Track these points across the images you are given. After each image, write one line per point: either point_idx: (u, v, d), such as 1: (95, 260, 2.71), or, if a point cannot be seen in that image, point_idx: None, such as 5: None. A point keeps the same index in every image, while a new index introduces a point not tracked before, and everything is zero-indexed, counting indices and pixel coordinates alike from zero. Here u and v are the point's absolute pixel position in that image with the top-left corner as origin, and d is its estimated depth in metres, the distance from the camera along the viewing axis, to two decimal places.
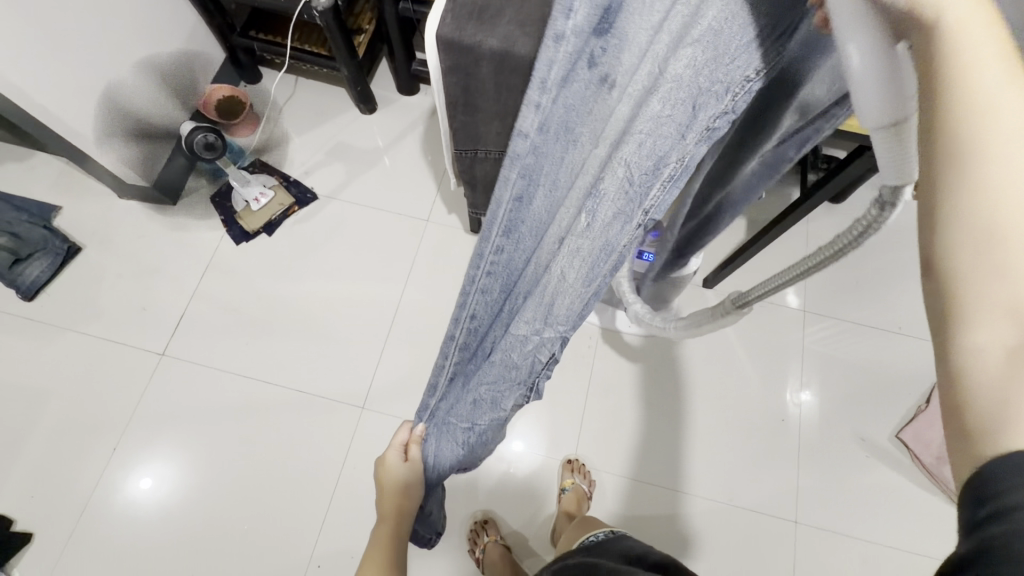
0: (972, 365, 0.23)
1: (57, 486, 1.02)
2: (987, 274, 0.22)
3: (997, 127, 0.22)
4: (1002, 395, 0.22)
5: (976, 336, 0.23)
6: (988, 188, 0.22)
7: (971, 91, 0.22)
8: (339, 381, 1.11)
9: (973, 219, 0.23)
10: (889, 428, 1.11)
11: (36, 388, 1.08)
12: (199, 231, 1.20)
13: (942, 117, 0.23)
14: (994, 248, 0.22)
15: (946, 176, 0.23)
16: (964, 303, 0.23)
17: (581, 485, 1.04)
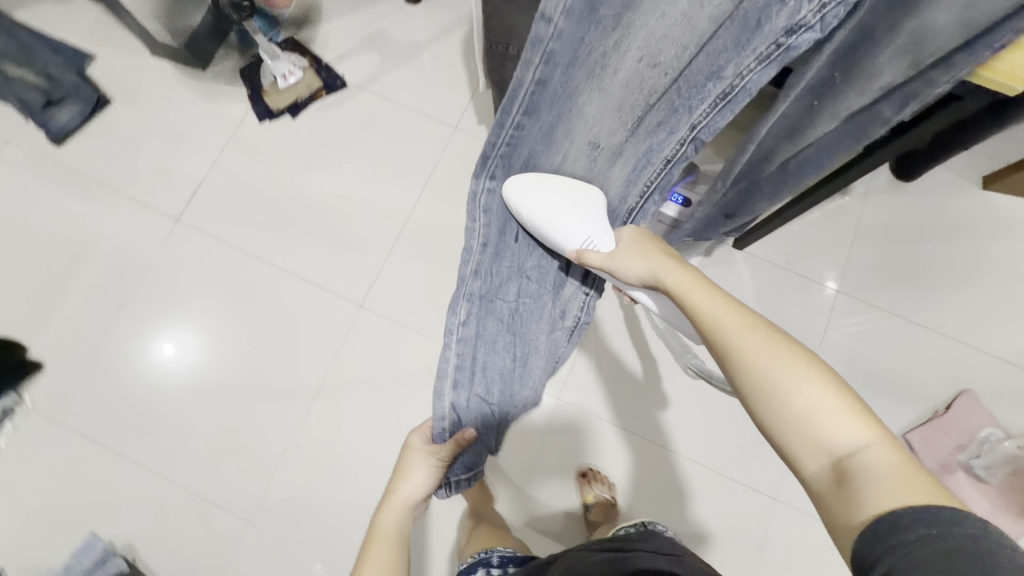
0: (825, 488, 0.41)
1: (68, 323, 1.07)
2: (791, 428, 0.43)
3: (741, 345, 0.47)
4: (845, 502, 0.39)
5: (809, 465, 0.42)
6: (756, 375, 0.46)
7: (717, 327, 0.50)
8: (341, 276, 1.10)
9: (763, 398, 0.45)
10: (897, 426, 1.05)
11: (57, 229, 1.12)
12: (225, 103, 1.18)
13: (717, 346, 0.49)
14: (781, 407, 0.43)
15: (740, 377, 0.47)
16: (793, 452, 0.43)
17: (603, 494, 1.00)
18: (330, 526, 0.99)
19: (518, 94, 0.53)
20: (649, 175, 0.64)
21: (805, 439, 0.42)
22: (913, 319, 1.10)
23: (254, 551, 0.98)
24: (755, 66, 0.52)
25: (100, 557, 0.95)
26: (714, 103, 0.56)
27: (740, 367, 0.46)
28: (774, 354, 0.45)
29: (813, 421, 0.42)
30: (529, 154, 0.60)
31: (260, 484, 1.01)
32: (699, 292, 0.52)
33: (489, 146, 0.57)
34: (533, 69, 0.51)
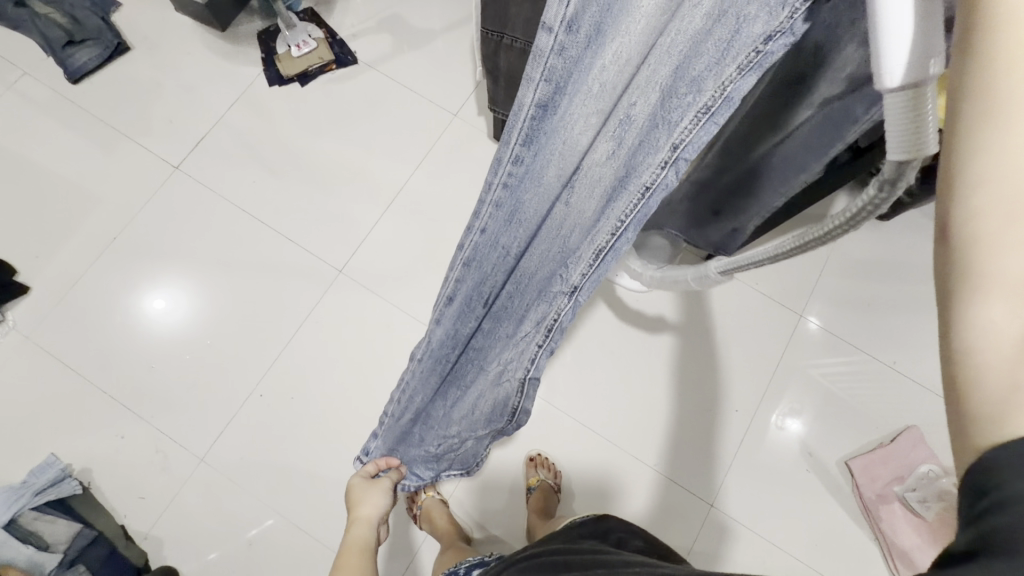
0: (976, 345, 0.24)
1: (59, 253, 1.12)
2: (997, 256, 0.24)
3: (1017, 123, 0.23)
4: (1006, 375, 0.23)
5: (987, 309, 0.24)
6: (1002, 163, 0.23)
7: (1015, 46, 0.22)
8: (325, 242, 1.14)
9: (989, 196, 0.24)
10: (840, 451, 1.09)
11: (62, 163, 1.17)
12: (239, 65, 1.23)
13: (982, 86, 0.23)
14: (1009, 231, 0.23)
15: (969, 162, 0.24)
16: (971, 280, 0.24)
17: (547, 480, 1.04)
18: (283, 476, 1.03)
19: (516, 119, 0.40)
20: (622, 209, 0.38)
21: (1020, 284, 0.23)
22: (872, 352, 1.13)
23: (206, 493, 1.02)
24: (739, 75, 0.31)
25: (56, 477, 0.96)
26: (694, 120, 0.33)
27: (969, 162, 0.24)
28: None
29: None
30: (512, 202, 0.45)
31: (221, 428, 1.05)
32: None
33: (485, 186, 0.46)
34: (534, 89, 0.38)
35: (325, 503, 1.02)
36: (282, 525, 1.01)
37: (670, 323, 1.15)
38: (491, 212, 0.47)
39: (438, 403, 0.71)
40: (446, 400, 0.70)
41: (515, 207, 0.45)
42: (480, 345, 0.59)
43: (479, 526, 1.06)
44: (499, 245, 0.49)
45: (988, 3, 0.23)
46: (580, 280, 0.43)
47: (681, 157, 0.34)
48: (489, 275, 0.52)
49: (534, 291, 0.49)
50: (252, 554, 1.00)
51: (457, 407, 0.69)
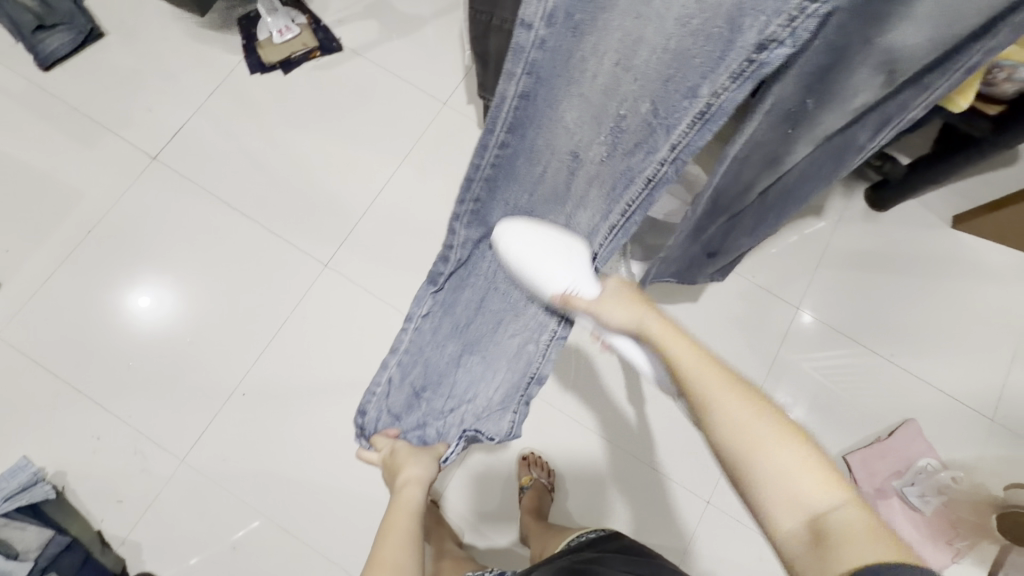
0: (789, 546, 0.40)
1: (30, 247, 1.07)
2: (769, 493, 0.41)
3: (722, 411, 0.44)
4: (812, 560, 0.39)
5: (780, 522, 0.41)
6: (733, 430, 0.43)
7: (694, 376, 0.46)
8: (309, 235, 1.10)
9: (739, 453, 0.43)
10: (837, 446, 1.07)
11: (33, 153, 1.12)
12: (219, 52, 1.19)
13: (695, 392, 0.45)
14: (753, 472, 0.42)
15: (719, 437, 0.44)
16: (761, 510, 0.42)
17: (540, 480, 1.02)
18: (266, 478, 1.00)
19: (500, 112, 0.47)
20: (630, 197, 0.52)
21: (777, 499, 0.41)
22: (870, 346, 1.12)
23: (185, 495, 0.98)
24: (731, 84, 0.39)
25: (28, 481, 0.91)
26: (691, 124, 0.43)
27: (715, 431, 0.44)
28: (749, 415, 0.43)
29: (786, 475, 0.41)
30: (513, 172, 0.53)
31: (201, 429, 1.01)
32: (681, 343, 0.48)
33: (473, 168, 0.52)
34: (515, 82, 0.44)
35: (311, 505, 0.99)
36: (267, 528, 0.98)
37: None
38: (496, 184, 0.53)
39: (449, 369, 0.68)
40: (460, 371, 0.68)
41: (517, 175, 0.53)
42: (494, 303, 0.66)
43: (470, 528, 1.03)
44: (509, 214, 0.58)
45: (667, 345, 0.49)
46: (599, 248, 0.57)
47: (677, 155, 0.46)
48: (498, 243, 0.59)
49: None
50: (235, 558, 0.96)
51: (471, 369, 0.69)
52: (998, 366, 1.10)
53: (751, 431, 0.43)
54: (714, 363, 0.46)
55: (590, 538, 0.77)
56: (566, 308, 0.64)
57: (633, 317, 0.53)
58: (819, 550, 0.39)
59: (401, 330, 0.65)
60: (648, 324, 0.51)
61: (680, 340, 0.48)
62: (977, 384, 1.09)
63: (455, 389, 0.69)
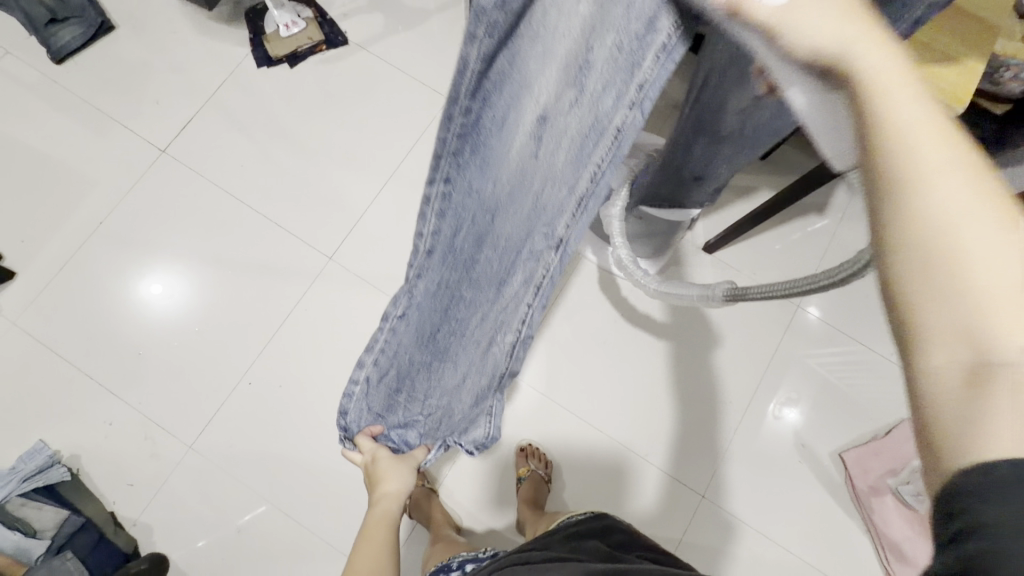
0: (931, 398, 0.23)
1: (45, 236, 1.10)
2: (947, 320, 0.23)
3: (926, 187, 0.23)
4: (965, 421, 0.22)
5: (935, 362, 0.23)
6: (930, 236, 0.23)
7: (904, 131, 0.23)
8: (313, 227, 1.12)
9: (923, 268, 0.23)
10: (833, 443, 1.08)
11: (45, 145, 1.15)
12: (226, 45, 1.20)
13: (883, 169, 0.24)
14: (939, 273, 0.23)
15: (893, 236, 0.24)
16: (916, 336, 0.23)
17: (537, 471, 1.03)
18: (271, 464, 1.03)
19: (460, 77, 0.32)
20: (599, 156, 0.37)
21: (959, 329, 0.22)
22: (869, 344, 1.12)
23: (194, 480, 1.01)
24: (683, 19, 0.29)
25: (44, 463, 0.94)
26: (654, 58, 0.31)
27: (886, 238, 0.24)
28: (975, 219, 0.23)
29: (992, 291, 0.22)
30: (472, 165, 0.38)
31: (208, 416, 1.04)
32: (908, 85, 0.24)
33: (436, 144, 0.37)
34: (478, 44, 0.30)
35: (314, 492, 1.02)
36: (272, 512, 1.01)
37: (663, 314, 1.13)
38: (454, 183, 0.39)
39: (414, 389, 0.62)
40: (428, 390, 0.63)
41: (480, 167, 0.39)
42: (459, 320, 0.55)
43: (468, 515, 1.06)
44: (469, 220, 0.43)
45: (870, 91, 0.24)
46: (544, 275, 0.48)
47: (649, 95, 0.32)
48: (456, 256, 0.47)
49: (499, 273, 0.49)
50: (242, 541, 1.00)
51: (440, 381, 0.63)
52: None
53: (964, 242, 0.23)
54: (947, 121, 0.24)
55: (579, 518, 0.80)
56: (530, 312, 0.54)
57: (821, 37, 0.24)
58: (988, 403, 0.21)
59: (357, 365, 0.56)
60: (858, 40, 0.24)
61: (900, 68, 0.24)
62: None
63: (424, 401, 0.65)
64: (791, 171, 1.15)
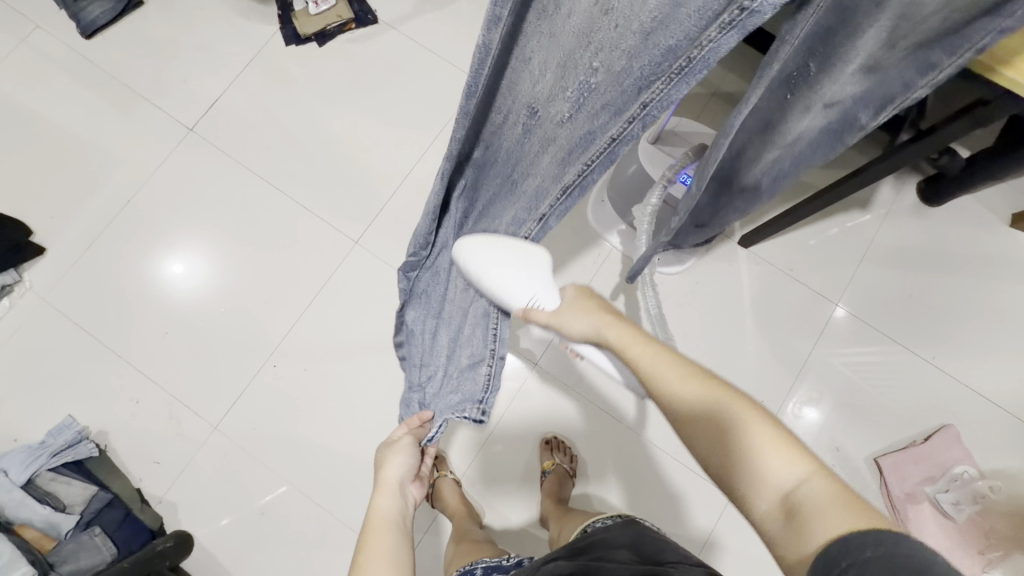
0: (771, 532, 0.40)
1: (75, 213, 1.10)
2: (740, 476, 0.42)
3: (678, 398, 0.48)
4: (789, 539, 0.38)
5: (758, 504, 0.41)
6: (697, 426, 0.46)
7: (653, 372, 0.50)
8: (340, 210, 1.11)
9: (709, 449, 0.45)
10: (868, 449, 1.05)
11: (74, 122, 1.14)
12: (256, 22, 1.18)
13: (659, 391, 0.49)
14: (722, 449, 0.44)
15: (687, 432, 0.46)
16: (739, 495, 0.42)
17: (562, 465, 1.02)
18: (294, 447, 1.02)
19: (483, 66, 0.38)
20: (591, 155, 0.44)
21: (750, 478, 0.42)
22: (909, 347, 1.07)
23: (218, 460, 1.02)
24: (718, 33, 0.32)
25: (73, 439, 0.97)
26: (669, 79, 0.36)
27: (684, 427, 0.47)
28: (709, 406, 0.46)
29: (758, 452, 0.42)
30: (475, 123, 0.45)
31: (233, 398, 1.04)
32: (636, 346, 0.52)
33: (454, 146, 0.45)
34: (500, 28, 0.35)
35: (336, 477, 1.02)
36: (294, 496, 1.01)
37: (693, 309, 1.10)
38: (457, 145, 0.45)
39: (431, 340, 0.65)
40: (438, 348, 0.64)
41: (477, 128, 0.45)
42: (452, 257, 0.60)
43: (489, 508, 1.04)
44: (463, 164, 0.50)
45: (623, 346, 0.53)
46: (547, 210, 0.51)
47: (650, 113, 0.38)
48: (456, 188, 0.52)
49: (506, 192, 0.53)
50: (264, 523, 1.00)
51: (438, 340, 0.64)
52: None
53: (712, 423, 0.45)
54: (669, 357, 0.50)
55: (608, 524, 0.77)
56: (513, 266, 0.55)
57: (597, 328, 0.54)
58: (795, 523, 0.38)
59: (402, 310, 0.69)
60: (603, 325, 0.54)
61: (635, 338, 0.52)
62: (1022, 391, 1.05)
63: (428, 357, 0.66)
64: (833, 164, 1.11)
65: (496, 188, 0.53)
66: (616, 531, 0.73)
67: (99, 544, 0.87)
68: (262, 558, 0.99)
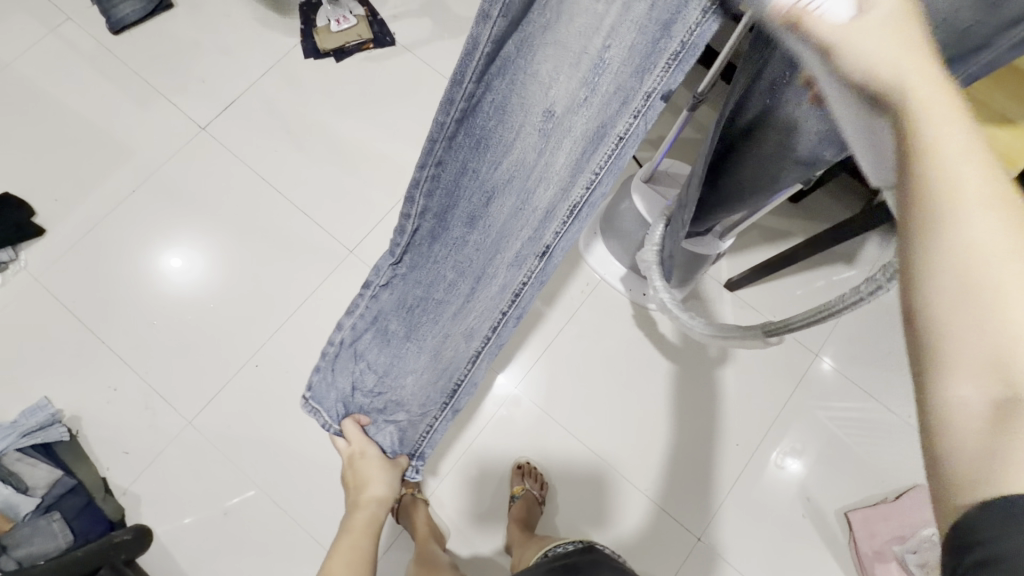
0: (952, 416, 0.26)
1: (79, 197, 1.13)
2: (966, 340, 0.26)
3: (957, 215, 0.27)
4: (985, 453, 0.25)
5: (959, 386, 0.26)
6: (957, 252, 0.27)
7: (944, 169, 0.27)
8: (339, 219, 1.13)
9: (950, 282, 0.27)
10: (839, 501, 1.05)
11: (90, 110, 1.18)
12: (279, 34, 1.24)
13: (924, 192, 0.27)
14: (979, 298, 0.26)
15: (924, 250, 0.27)
16: (940, 360, 0.27)
17: (531, 491, 1.01)
18: (267, 450, 1.02)
19: (470, 58, 0.37)
20: (599, 160, 0.45)
21: (976, 362, 0.26)
22: (886, 404, 1.09)
23: (189, 456, 1.01)
24: (700, 20, 0.35)
25: (46, 420, 0.96)
26: (665, 66, 0.38)
27: (933, 243, 0.27)
28: (996, 228, 0.26)
29: (1014, 338, 0.26)
30: (477, 131, 0.44)
31: (213, 394, 1.04)
32: (945, 104, 0.27)
33: (436, 127, 0.42)
34: (490, 25, 0.35)
35: (305, 483, 1.01)
36: (259, 500, 1.00)
37: (675, 346, 1.12)
38: (454, 147, 0.44)
39: (404, 358, 0.66)
40: (405, 361, 0.67)
41: (482, 136, 0.44)
42: (440, 292, 0.60)
43: (456, 529, 1.03)
44: (457, 193, 0.49)
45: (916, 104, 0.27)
46: (553, 239, 0.53)
47: (651, 104, 0.41)
48: (455, 211, 0.51)
49: (499, 234, 0.54)
50: (227, 524, 0.99)
51: (406, 357, 0.66)
52: None
53: (987, 264, 0.26)
54: (971, 138, 0.27)
55: (570, 549, 0.77)
56: (524, 288, 0.59)
57: (880, 65, 0.27)
58: (1005, 439, 0.25)
59: (334, 332, 0.61)
60: (903, 58, 0.27)
61: (945, 105, 0.27)
62: None
63: (397, 373, 0.67)
64: (821, 218, 1.14)
65: (486, 226, 0.53)
66: (576, 556, 0.73)
67: (56, 530, 0.87)
68: (220, 561, 0.97)
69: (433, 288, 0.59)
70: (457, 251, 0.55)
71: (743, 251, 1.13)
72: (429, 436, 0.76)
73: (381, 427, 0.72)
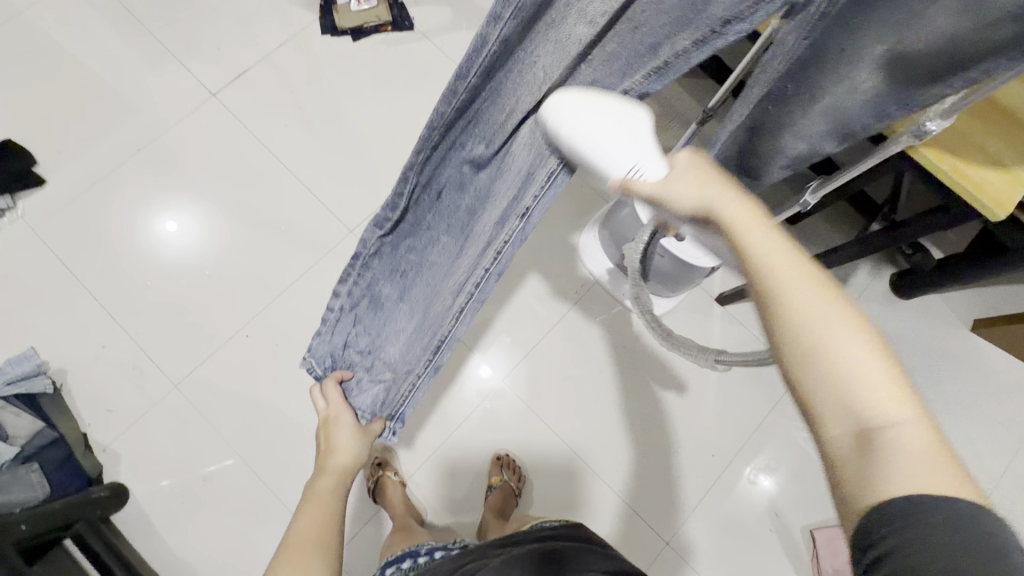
0: (833, 453, 0.32)
1: (82, 149, 1.12)
2: (826, 395, 0.33)
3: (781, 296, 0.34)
4: (859, 479, 0.31)
5: (831, 432, 0.32)
6: (794, 326, 0.33)
7: (761, 263, 0.35)
8: (343, 199, 1.14)
9: (802, 355, 0.33)
10: (805, 519, 1.07)
11: (100, 64, 1.17)
12: (298, 8, 1.23)
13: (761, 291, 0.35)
14: (829, 364, 0.33)
15: (776, 326, 0.34)
16: (813, 414, 0.33)
17: (509, 483, 1.02)
18: (250, 421, 1.03)
19: (476, 54, 0.44)
20: None
21: (836, 404, 0.32)
22: None
23: (170, 420, 1.01)
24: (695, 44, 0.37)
25: (31, 371, 0.96)
26: (646, 75, 0.41)
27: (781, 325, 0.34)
28: (821, 307, 0.33)
29: (863, 389, 0.32)
30: (476, 115, 0.50)
31: (200, 360, 1.04)
32: (755, 230, 0.36)
33: (437, 115, 0.49)
34: (500, 26, 0.42)
35: (285, 457, 1.02)
36: (239, 469, 1.01)
37: (662, 354, 1.13)
38: (456, 131, 0.52)
39: (394, 320, 0.70)
40: (397, 322, 0.70)
41: (486, 121, 0.51)
42: (434, 260, 0.64)
43: (432, 509, 1.04)
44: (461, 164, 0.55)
45: (733, 227, 0.36)
46: (532, 202, 0.49)
47: (629, 102, 0.43)
48: (446, 184, 0.57)
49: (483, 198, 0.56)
50: (204, 490, 0.99)
51: (395, 319, 0.69)
52: (986, 481, 1.09)
53: (822, 338, 0.33)
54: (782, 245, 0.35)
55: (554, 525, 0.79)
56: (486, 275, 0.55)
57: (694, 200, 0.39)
58: (872, 462, 0.31)
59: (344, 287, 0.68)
60: (709, 195, 0.38)
61: (754, 223, 0.36)
62: None
63: (387, 335, 0.71)
64: (814, 241, 1.17)
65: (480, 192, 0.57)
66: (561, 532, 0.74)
67: (35, 481, 0.87)
68: (194, 528, 0.98)
69: (430, 253, 0.64)
70: (454, 222, 0.60)
71: (737, 268, 1.15)
72: (409, 396, 0.68)
73: (363, 384, 0.74)
